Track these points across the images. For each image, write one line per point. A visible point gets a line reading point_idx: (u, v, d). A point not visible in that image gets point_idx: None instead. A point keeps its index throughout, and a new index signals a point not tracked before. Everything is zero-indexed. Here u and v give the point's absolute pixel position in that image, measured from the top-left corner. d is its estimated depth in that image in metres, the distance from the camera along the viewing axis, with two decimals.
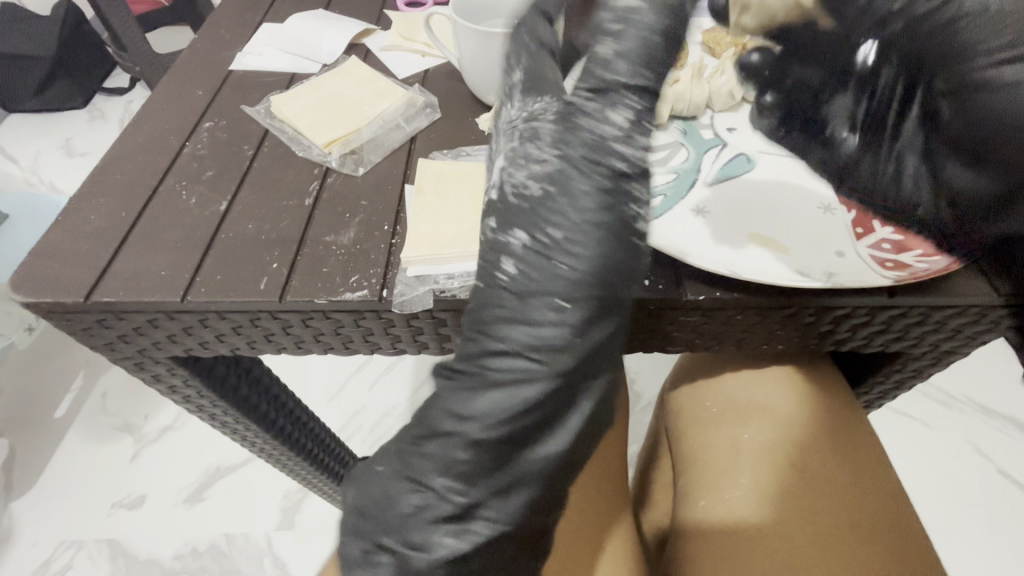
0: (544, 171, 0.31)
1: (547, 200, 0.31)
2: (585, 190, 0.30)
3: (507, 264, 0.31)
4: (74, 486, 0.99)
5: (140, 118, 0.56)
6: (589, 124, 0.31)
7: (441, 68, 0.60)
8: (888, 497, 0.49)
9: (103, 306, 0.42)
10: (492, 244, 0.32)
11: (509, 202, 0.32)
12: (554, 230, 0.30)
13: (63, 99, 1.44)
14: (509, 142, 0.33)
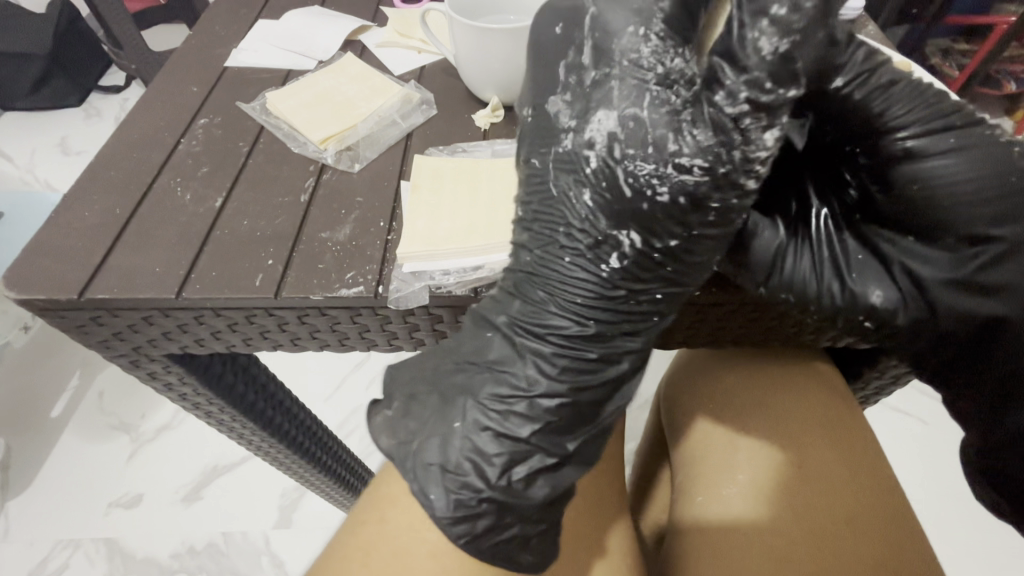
0: (681, 182, 0.32)
1: (670, 209, 0.33)
2: (708, 209, 0.33)
3: (612, 256, 0.35)
4: (70, 485, 0.99)
5: (135, 115, 0.55)
6: (736, 144, 0.31)
7: (437, 65, 0.60)
8: (883, 492, 0.50)
9: (98, 303, 0.42)
10: (598, 227, 0.35)
11: (621, 185, 0.33)
12: (668, 229, 0.34)
13: (59, 96, 1.44)
14: (626, 109, 0.33)
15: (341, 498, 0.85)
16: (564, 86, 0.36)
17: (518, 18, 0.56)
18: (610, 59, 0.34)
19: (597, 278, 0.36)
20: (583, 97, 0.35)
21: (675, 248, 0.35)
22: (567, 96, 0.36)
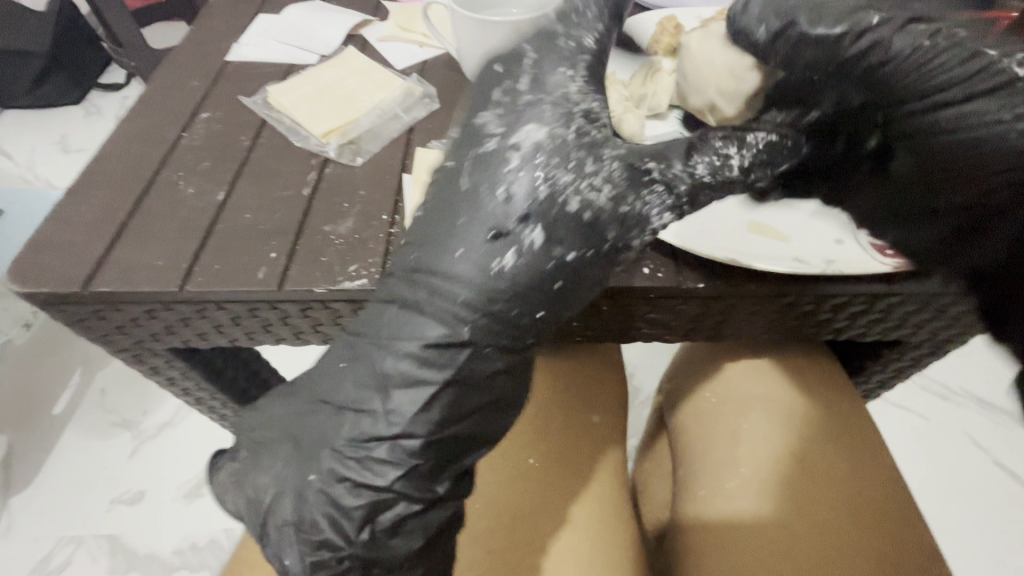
0: (591, 202, 0.34)
1: (574, 220, 0.35)
2: (608, 229, 0.35)
3: (509, 250, 0.34)
4: (73, 481, 0.99)
5: (136, 109, 0.55)
6: (643, 192, 0.36)
7: (439, 59, 0.60)
8: (885, 485, 0.50)
9: (101, 296, 0.42)
10: (501, 219, 0.34)
11: (540, 188, 0.34)
12: (572, 245, 0.35)
13: (59, 95, 1.44)
14: (555, 128, 0.35)
15: None
16: (495, 103, 0.36)
17: (520, 11, 0.56)
18: (546, 85, 0.36)
19: (502, 280, 0.34)
20: (511, 112, 0.36)
21: (569, 262, 0.35)
22: (498, 111, 0.36)
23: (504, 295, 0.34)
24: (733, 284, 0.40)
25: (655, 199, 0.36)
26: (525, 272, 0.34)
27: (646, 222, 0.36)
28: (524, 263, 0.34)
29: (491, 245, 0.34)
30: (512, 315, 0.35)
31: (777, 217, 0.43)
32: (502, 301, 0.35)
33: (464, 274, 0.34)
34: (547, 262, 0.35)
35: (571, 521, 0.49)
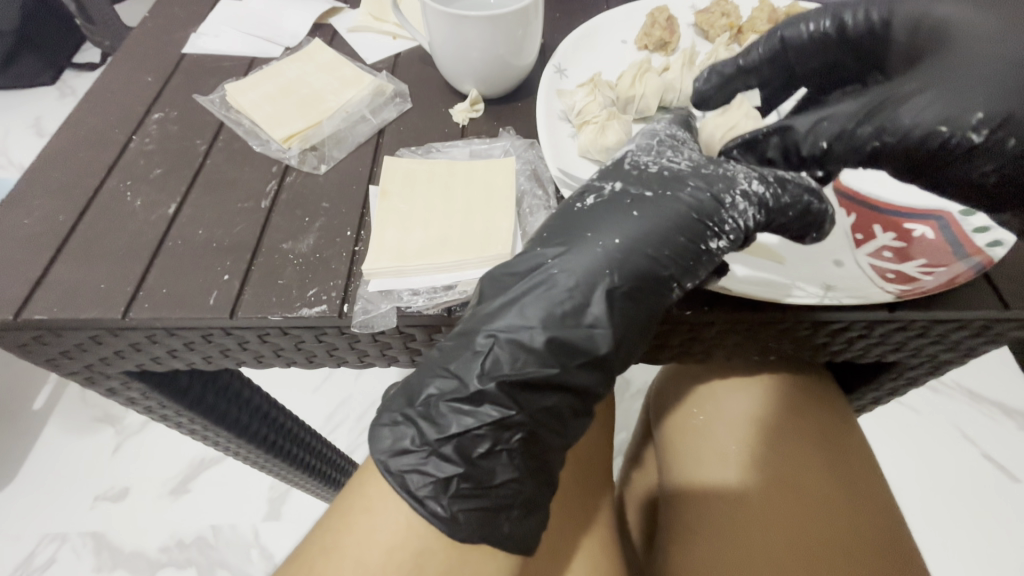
0: (673, 168, 0.37)
1: (655, 179, 0.36)
2: (689, 182, 0.36)
3: (591, 196, 0.36)
4: (53, 480, 0.96)
5: (86, 107, 0.51)
6: (722, 165, 0.37)
7: (413, 52, 0.56)
8: (875, 511, 0.49)
9: (36, 323, 0.38)
10: (590, 185, 0.37)
11: (622, 165, 0.38)
12: (663, 197, 0.36)
13: (30, 76, 1.36)
14: (646, 140, 0.40)
15: (320, 492, 0.85)
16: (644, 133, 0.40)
17: (499, 2, 0.52)
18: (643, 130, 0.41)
19: (603, 236, 0.34)
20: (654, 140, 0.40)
21: (646, 198, 0.36)
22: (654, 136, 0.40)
23: (612, 241, 0.34)
24: (723, 314, 0.38)
25: (741, 169, 0.36)
26: (620, 225, 0.35)
27: (732, 181, 0.36)
28: (612, 217, 0.35)
29: (578, 200, 0.36)
30: (618, 269, 0.34)
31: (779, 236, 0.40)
32: (612, 245, 0.34)
33: (576, 240, 0.34)
34: (633, 215, 0.35)
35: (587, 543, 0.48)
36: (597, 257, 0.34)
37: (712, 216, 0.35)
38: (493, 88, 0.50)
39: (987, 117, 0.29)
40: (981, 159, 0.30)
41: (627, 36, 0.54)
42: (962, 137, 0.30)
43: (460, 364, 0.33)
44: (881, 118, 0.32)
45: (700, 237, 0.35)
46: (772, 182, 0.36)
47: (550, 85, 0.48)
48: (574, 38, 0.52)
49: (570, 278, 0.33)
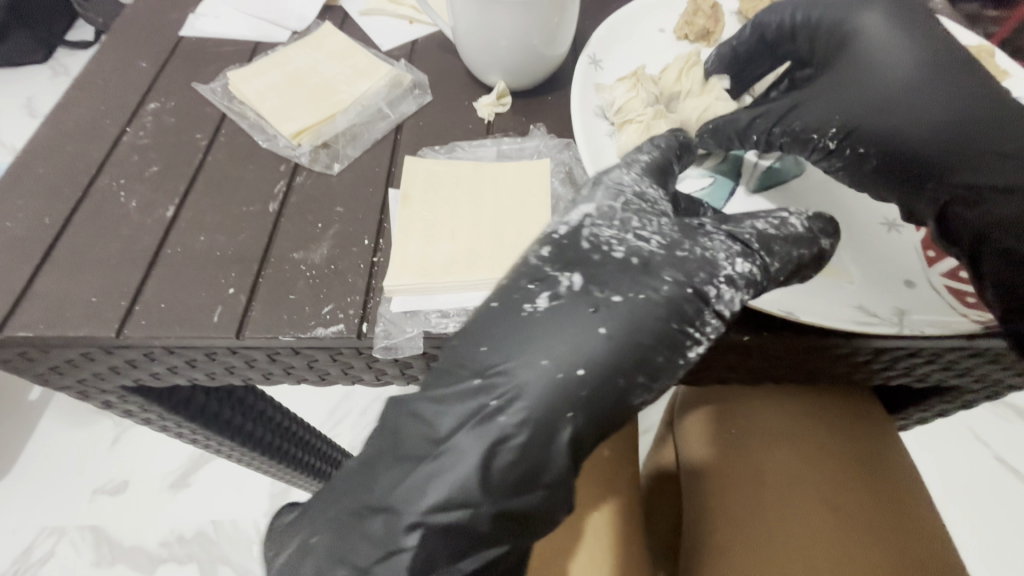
0: (640, 249, 0.32)
1: (625, 268, 0.31)
2: (665, 276, 0.31)
3: (543, 294, 0.31)
4: (47, 472, 0.91)
5: (75, 96, 0.47)
6: (699, 241, 0.33)
7: (431, 39, 0.51)
8: (929, 536, 0.44)
9: (20, 341, 0.34)
10: (541, 271, 0.32)
11: (581, 244, 0.33)
12: (634, 301, 0.30)
13: (21, 54, 1.26)
14: (608, 201, 0.34)
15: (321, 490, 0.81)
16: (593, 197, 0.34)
17: None
18: (603, 178, 0.36)
19: (560, 357, 0.29)
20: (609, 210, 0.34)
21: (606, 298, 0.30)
22: (604, 203, 0.34)
23: (573, 368, 0.29)
24: (781, 339, 0.34)
25: (716, 243, 0.32)
26: (581, 337, 0.29)
27: (714, 266, 0.31)
28: (572, 324, 0.30)
29: (526, 299, 0.31)
30: (588, 397, 0.29)
31: (842, 252, 0.36)
32: (573, 374, 0.29)
33: (523, 356, 0.29)
34: (598, 320, 0.29)
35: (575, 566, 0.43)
36: (541, 368, 0.29)
37: (691, 315, 0.30)
38: (521, 80, 0.45)
39: (838, 130, 0.36)
40: (834, 160, 0.37)
41: (665, 24, 0.49)
42: (821, 143, 0.37)
43: (383, 487, 0.30)
44: (788, 120, 0.37)
45: (681, 348, 0.30)
46: (750, 252, 0.32)
47: (586, 78, 0.44)
48: (609, 26, 0.47)
49: (524, 408, 0.28)
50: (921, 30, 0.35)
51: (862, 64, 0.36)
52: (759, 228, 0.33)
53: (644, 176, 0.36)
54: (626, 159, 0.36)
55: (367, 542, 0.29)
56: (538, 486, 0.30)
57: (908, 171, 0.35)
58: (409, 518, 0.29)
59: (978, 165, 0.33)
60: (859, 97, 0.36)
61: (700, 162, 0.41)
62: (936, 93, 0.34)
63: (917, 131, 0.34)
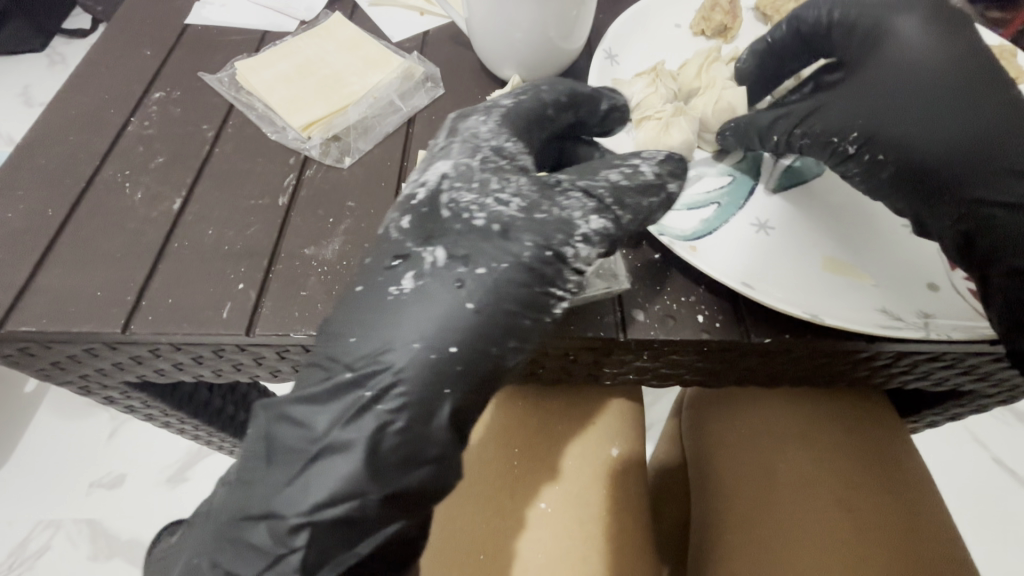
0: (500, 214, 0.31)
1: (484, 236, 0.30)
2: (524, 240, 0.30)
3: (407, 274, 0.29)
4: (42, 466, 0.90)
5: (77, 84, 0.45)
6: (559, 200, 0.32)
7: (443, 30, 0.50)
8: (942, 541, 0.43)
9: (23, 336, 0.33)
10: (404, 247, 0.31)
11: (441, 212, 0.31)
12: (497, 272, 0.30)
13: (17, 42, 1.22)
14: (465, 159, 0.33)
15: None
16: (454, 158, 0.33)
17: None
18: (459, 130, 0.35)
19: (433, 337, 0.28)
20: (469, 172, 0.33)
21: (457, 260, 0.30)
22: (465, 163, 0.33)
23: (445, 347, 0.28)
24: (802, 342, 0.33)
25: (574, 202, 0.32)
26: (444, 313, 0.28)
27: (570, 226, 0.31)
28: (438, 304, 0.29)
29: (391, 282, 0.30)
30: (462, 369, 0.28)
31: (864, 253, 0.36)
32: (445, 352, 0.28)
33: (394, 339, 0.28)
34: (463, 296, 0.29)
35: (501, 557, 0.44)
36: (400, 337, 0.28)
37: (551, 275, 0.30)
38: (537, 74, 0.45)
39: (857, 136, 0.35)
40: (851, 166, 0.36)
41: (681, 19, 0.48)
42: (840, 147, 0.35)
43: (260, 496, 0.28)
44: (807, 122, 0.36)
45: (548, 309, 0.30)
46: (604, 203, 0.32)
47: (602, 73, 0.43)
48: (626, 19, 0.46)
49: (403, 394, 0.28)
50: (959, 35, 0.33)
51: (890, 68, 0.34)
52: (608, 180, 0.33)
53: (509, 130, 0.34)
54: (484, 108, 0.35)
55: (253, 553, 0.28)
56: (425, 461, 0.28)
57: (918, 185, 0.33)
58: (291, 521, 0.27)
59: (998, 182, 0.32)
60: (886, 98, 0.34)
61: (717, 160, 0.41)
62: (961, 105, 0.32)
63: (933, 144, 0.32)
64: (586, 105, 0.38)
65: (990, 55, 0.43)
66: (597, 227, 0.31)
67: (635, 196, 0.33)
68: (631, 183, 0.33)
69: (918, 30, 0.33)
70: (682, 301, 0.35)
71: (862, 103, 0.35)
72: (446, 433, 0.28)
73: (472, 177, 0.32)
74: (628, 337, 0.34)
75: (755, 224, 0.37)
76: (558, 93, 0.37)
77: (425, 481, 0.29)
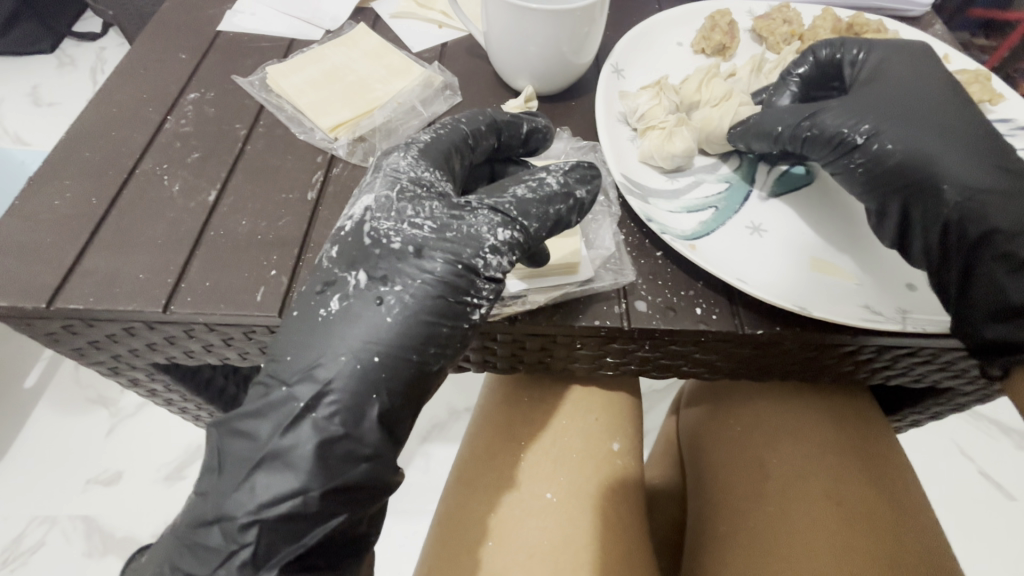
0: (414, 237, 0.34)
1: (400, 258, 0.34)
2: (435, 258, 0.34)
3: (333, 297, 0.33)
4: (37, 462, 0.86)
5: (117, 84, 0.48)
6: (467, 219, 0.35)
7: (461, 43, 0.53)
8: (925, 535, 0.45)
9: (69, 313, 0.36)
10: (331, 273, 0.34)
11: (363, 240, 0.34)
12: (412, 288, 0.33)
13: (29, 42, 1.22)
14: (385, 191, 0.36)
15: None
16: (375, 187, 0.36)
17: None
18: (381, 166, 0.37)
19: (358, 348, 0.32)
20: (386, 201, 0.35)
21: (376, 277, 0.33)
22: (385, 192, 0.36)
23: (370, 356, 0.32)
24: (786, 334, 0.36)
25: (482, 219, 0.35)
26: (368, 329, 0.32)
27: (479, 241, 0.34)
28: (362, 321, 0.32)
29: (319, 305, 0.33)
30: (387, 375, 0.32)
31: (848, 253, 0.39)
32: (369, 362, 0.32)
33: (323, 354, 0.32)
34: (383, 312, 0.32)
35: (495, 539, 0.47)
36: (340, 337, 0.32)
37: (467, 288, 0.34)
38: (549, 84, 0.48)
39: (866, 129, 0.37)
40: (855, 157, 0.38)
41: (683, 38, 0.52)
42: (850, 140, 0.37)
43: (214, 502, 0.31)
44: (817, 115, 0.39)
45: (464, 316, 0.34)
46: (509, 219, 0.35)
47: (610, 85, 0.46)
48: (632, 37, 0.50)
49: (334, 402, 0.31)
50: (919, 74, 0.39)
51: (882, 85, 0.39)
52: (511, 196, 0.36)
53: (424, 160, 0.37)
54: (404, 144, 0.38)
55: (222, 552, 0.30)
56: (361, 459, 0.31)
57: (916, 173, 0.36)
58: (243, 519, 0.30)
59: (979, 171, 0.35)
60: (883, 107, 0.38)
61: (719, 166, 0.44)
62: (939, 116, 0.37)
63: (927, 140, 0.36)
64: (508, 131, 0.42)
65: (967, 78, 0.47)
66: (498, 243, 0.34)
67: (536, 214, 0.35)
68: (531, 200, 0.36)
69: (894, 63, 0.40)
70: (682, 295, 0.37)
71: (862, 108, 0.38)
72: (376, 433, 0.32)
73: (389, 202, 0.35)
74: (631, 326, 0.36)
75: (751, 227, 0.40)
76: (477, 122, 0.40)
77: (366, 478, 0.32)
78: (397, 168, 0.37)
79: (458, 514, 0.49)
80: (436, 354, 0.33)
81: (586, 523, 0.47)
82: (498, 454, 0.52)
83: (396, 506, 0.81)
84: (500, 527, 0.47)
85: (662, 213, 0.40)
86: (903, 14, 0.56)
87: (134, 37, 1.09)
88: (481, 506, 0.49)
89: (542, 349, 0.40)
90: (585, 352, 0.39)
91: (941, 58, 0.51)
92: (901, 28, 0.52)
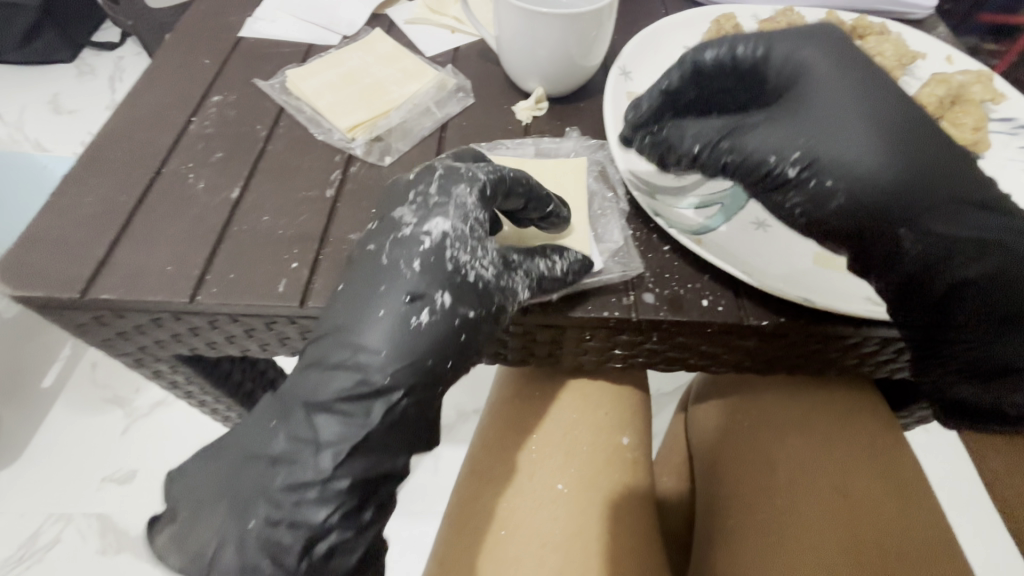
0: (485, 276, 0.35)
1: (473, 290, 0.35)
2: (499, 298, 0.35)
3: (423, 311, 0.33)
4: (54, 460, 0.88)
5: (143, 88, 0.50)
6: (513, 276, 0.36)
7: (473, 47, 0.55)
8: (933, 527, 0.46)
9: (101, 304, 0.37)
10: (417, 289, 0.34)
11: (446, 264, 0.34)
12: (475, 319, 0.35)
13: (50, 52, 1.25)
14: (460, 222, 0.35)
15: None
16: (455, 210, 0.35)
17: None
18: (451, 192, 0.36)
19: (416, 339, 0.33)
20: (461, 235, 0.35)
21: (450, 306, 0.34)
22: (466, 223, 0.35)
23: (422, 359, 0.33)
24: (789, 324, 0.37)
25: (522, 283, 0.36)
26: (429, 337, 0.34)
27: (514, 298, 0.36)
28: (428, 332, 0.34)
29: (408, 314, 0.33)
30: (432, 365, 0.34)
31: None
32: (427, 365, 0.34)
33: (354, 330, 0.33)
34: (454, 328, 0.34)
35: (507, 529, 0.48)
36: (385, 318, 0.33)
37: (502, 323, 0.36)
38: (559, 86, 0.49)
39: (798, 158, 0.30)
40: None
41: (689, 41, 0.53)
42: (779, 172, 0.31)
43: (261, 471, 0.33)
44: None
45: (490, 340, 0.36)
46: (537, 292, 0.36)
47: (618, 87, 0.48)
48: (639, 40, 0.51)
49: (365, 376, 0.33)
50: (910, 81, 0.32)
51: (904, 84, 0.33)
52: (539, 268, 0.36)
53: (483, 187, 0.36)
54: (468, 175, 0.37)
55: None
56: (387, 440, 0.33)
57: (863, 221, 0.30)
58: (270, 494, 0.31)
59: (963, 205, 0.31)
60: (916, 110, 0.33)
61: None
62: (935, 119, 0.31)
63: (880, 164, 0.29)
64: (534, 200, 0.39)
65: (968, 78, 0.48)
66: (517, 302, 0.36)
67: (552, 286, 0.37)
68: (554, 276, 0.37)
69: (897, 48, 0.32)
70: (689, 287, 0.38)
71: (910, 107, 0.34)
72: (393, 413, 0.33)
73: (467, 238, 0.35)
74: (639, 317, 0.37)
75: (755, 223, 0.41)
76: (518, 184, 0.38)
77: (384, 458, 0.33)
78: (463, 203, 0.36)
79: (469, 504, 0.50)
80: (473, 351, 0.36)
81: (596, 514, 0.48)
82: (509, 447, 0.53)
83: (406, 506, 0.82)
84: (511, 518, 0.48)
85: (670, 211, 0.42)
86: (905, 16, 0.57)
87: (151, 47, 1.11)
88: (493, 498, 0.50)
89: (552, 340, 0.41)
90: (594, 343, 0.40)
91: (943, 59, 0.52)
92: (904, 30, 0.53)
